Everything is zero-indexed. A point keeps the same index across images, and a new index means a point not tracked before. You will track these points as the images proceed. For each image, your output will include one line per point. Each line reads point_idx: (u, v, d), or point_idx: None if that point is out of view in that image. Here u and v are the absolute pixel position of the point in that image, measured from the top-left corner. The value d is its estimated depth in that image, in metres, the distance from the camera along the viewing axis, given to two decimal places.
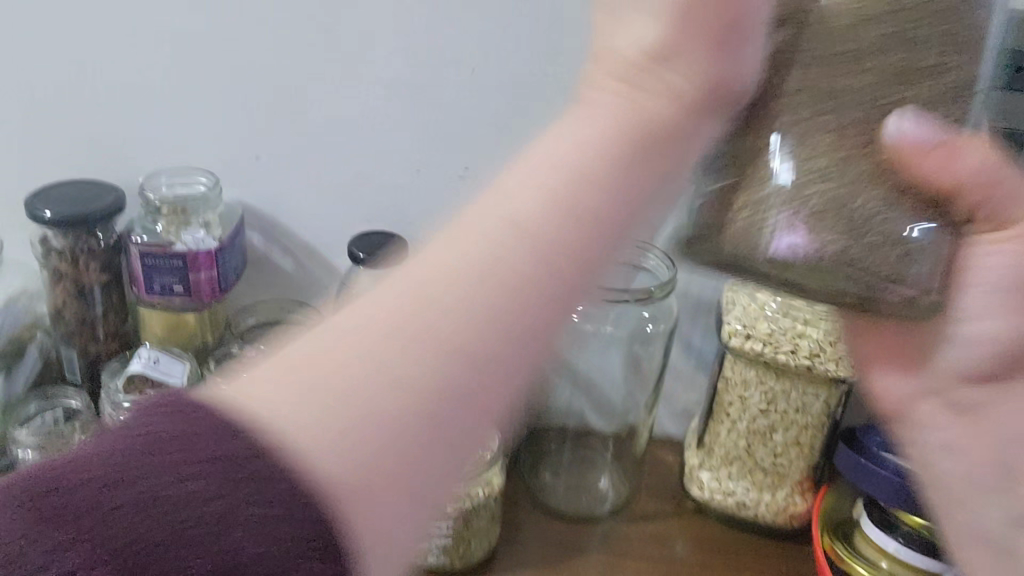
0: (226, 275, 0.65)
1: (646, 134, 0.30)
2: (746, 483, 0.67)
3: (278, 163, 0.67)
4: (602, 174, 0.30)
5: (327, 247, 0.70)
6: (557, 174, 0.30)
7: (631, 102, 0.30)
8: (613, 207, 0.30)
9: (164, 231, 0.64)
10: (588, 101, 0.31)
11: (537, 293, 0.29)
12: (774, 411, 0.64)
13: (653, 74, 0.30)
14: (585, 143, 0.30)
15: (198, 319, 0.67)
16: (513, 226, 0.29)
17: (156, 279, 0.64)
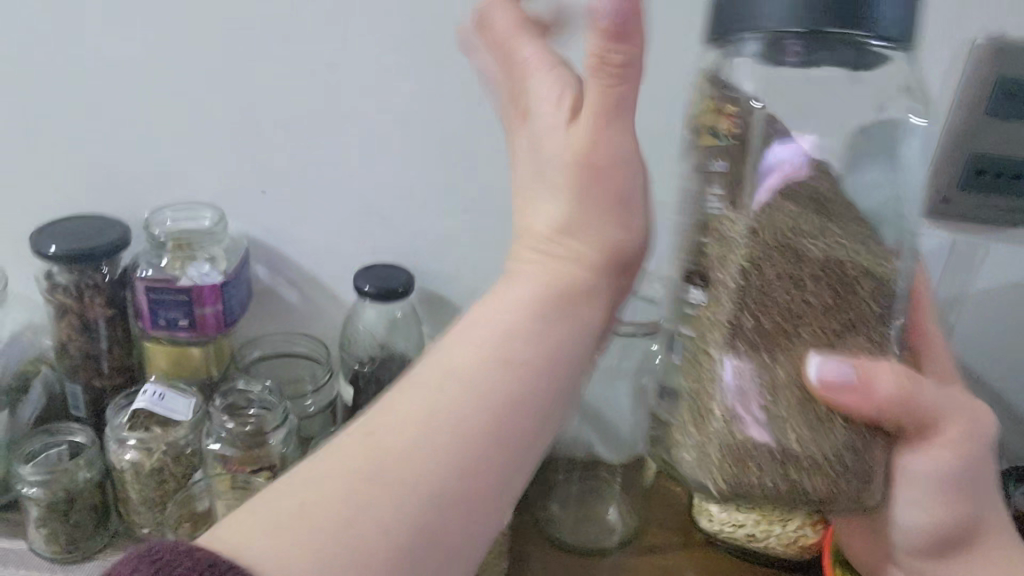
0: (231, 308, 0.65)
1: (554, 295, 0.36)
2: (755, 516, 0.66)
3: (281, 196, 0.67)
4: (520, 347, 0.35)
5: (332, 278, 0.70)
6: (510, 344, 0.35)
7: (567, 274, 0.37)
8: (538, 376, 0.35)
9: (168, 265, 0.64)
10: (515, 270, 0.38)
11: (481, 454, 0.33)
12: None
13: (557, 252, 0.37)
14: (506, 325, 0.35)
15: (203, 353, 0.66)
16: (469, 394, 0.33)
17: (161, 314, 0.63)
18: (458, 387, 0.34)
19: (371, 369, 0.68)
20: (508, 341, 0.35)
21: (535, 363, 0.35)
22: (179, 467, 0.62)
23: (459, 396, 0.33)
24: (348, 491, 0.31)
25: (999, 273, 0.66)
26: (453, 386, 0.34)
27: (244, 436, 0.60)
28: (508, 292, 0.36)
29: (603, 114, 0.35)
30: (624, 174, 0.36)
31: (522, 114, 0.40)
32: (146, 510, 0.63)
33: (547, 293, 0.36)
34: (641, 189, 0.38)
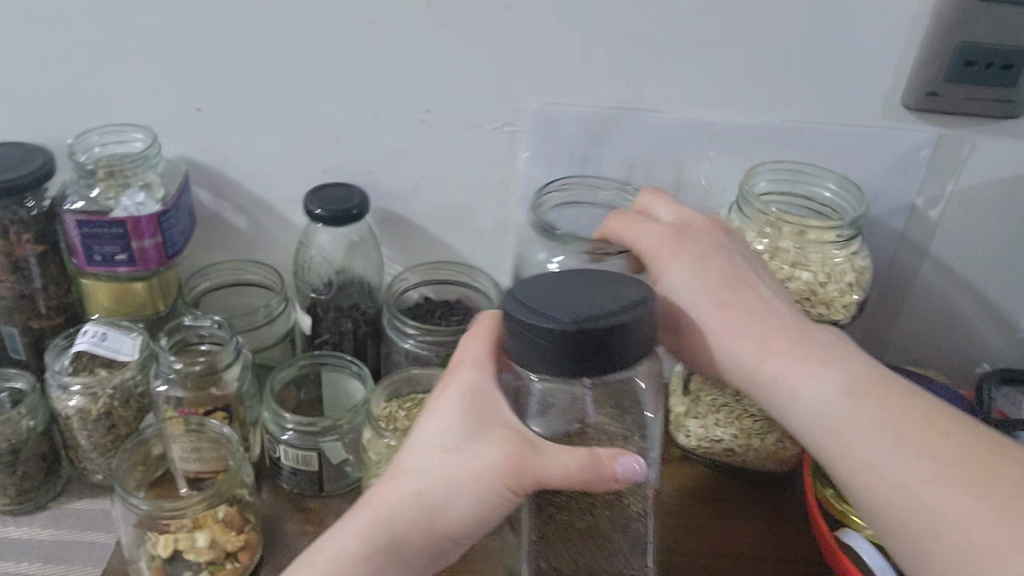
0: (173, 239, 0.60)
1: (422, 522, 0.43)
2: (734, 430, 0.63)
3: (222, 114, 0.61)
4: (371, 556, 0.42)
5: (282, 201, 0.65)
6: (371, 543, 0.43)
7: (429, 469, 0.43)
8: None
9: (100, 195, 0.59)
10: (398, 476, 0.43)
11: None
12: None
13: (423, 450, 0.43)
14: (370, 530, 0.43)
15: (147, 288, 0.62)
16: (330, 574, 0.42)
17: (96, 249, 0.59)
18: (325, 548, 0.44)
19: (328, 295, 0.65)
20: (374, 529, 0.43)
21: (388, 548, 0.43)
22: (129, 410, 0.59)
23: (332, 559, 0.43)
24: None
25: (986, 170, 0.63)
26: (347, 537, 0.43)
27: (196, 376, 0.57)
28: (393, 477, 0.44)
29: (478, 394, 0.43)
30: (469, 475, 0.42)
31: (458, 358, 0.46)
32: (97, 456, 0.59)
33: (428, 509, 0.42)
34: (470, 413, 0.43)
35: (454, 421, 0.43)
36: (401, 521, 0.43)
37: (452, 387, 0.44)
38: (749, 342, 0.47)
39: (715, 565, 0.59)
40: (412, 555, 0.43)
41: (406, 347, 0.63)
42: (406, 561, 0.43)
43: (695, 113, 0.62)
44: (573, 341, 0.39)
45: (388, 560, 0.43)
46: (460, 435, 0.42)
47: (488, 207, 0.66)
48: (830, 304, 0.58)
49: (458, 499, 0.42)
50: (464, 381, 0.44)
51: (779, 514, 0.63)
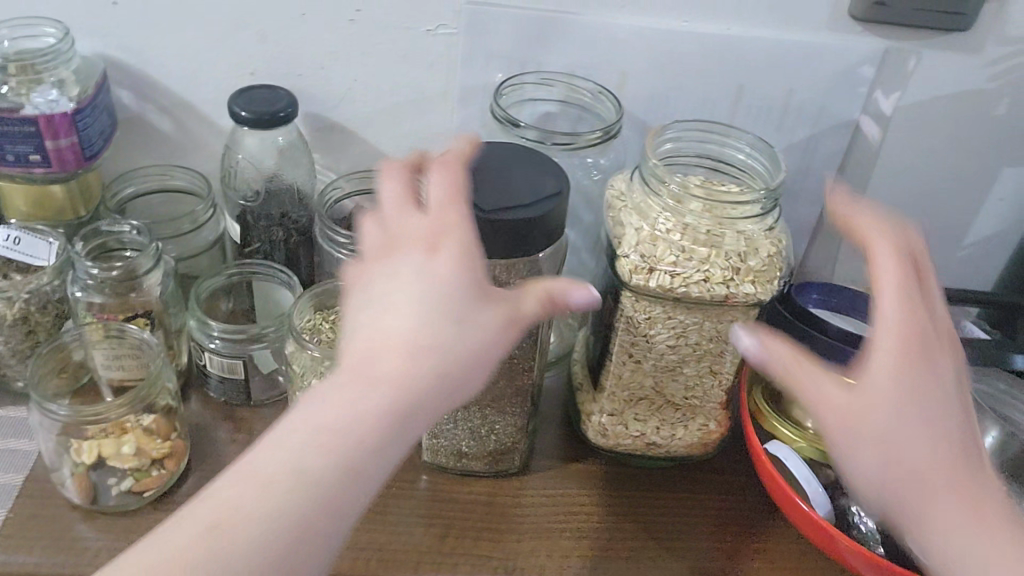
0: (90, 140, 0.58)
1: (423, 398, 0.38)
2: (654, 421, 0.57)
3: (140, 8, 0.58)
4: (375, 414, 0.37)
5: (208, 103, 0.63)
6: (376, 419, 0.37)
7: (428, 330, 0.38)
8: (374, 474, 0.38)
9: (11, 91, 0.56)
10: (388, 336, 0.38)
11: (313, 515, 0.36)
12: (687, 344, 0.52)
13: (419, 286, 0.38)
14: (365, 398, 0.37)
15: (65, 191, 0.60)
16: (322, 439, 0.37)
17: (8, 148, 0.56)
18: (313, 425, 0.37)
19: (257, 204, 0.63)
20: (383, 395, 0.37)
21: (396, 425, 0.38)
22: (47, 316, 0.58)
23: (321, 441, 0.37)
24: (203, 532, 0.35)
25: (930, 86, 0.62)
26: (341, 413, 0.37)
27: (113, 283, 0.55)
28: (385, 344, 0.38)
29: (469, 253, 0.39)
30: (484, 341, 0.39)
31: (428, 225, 0.40)
32: (15, 363, 0.58)
33: (436, 382, 0.38)
34: (475, 268, 0.39)
35: (453, 274, 0.38)
36: (404, 393, 0.37)
37: (445, 251, 0.39)
38: (898, 395, 0.37)
39: (651, 475, 0.59)
40: (413, 428, 0.39)
41: (340, 258, 0.61)
42: (407, 435, 0.38)
43: (636, 18, 0.59)
44: (486, 232, 0.46)
45: (386, 438, 0.38)
46: (463, 294, 0.38)
47: (425, 114, 0.64)
48: (755, 280, 0.49)
49: (458, 372, 0.38)
50: (464, 244, 0.39)
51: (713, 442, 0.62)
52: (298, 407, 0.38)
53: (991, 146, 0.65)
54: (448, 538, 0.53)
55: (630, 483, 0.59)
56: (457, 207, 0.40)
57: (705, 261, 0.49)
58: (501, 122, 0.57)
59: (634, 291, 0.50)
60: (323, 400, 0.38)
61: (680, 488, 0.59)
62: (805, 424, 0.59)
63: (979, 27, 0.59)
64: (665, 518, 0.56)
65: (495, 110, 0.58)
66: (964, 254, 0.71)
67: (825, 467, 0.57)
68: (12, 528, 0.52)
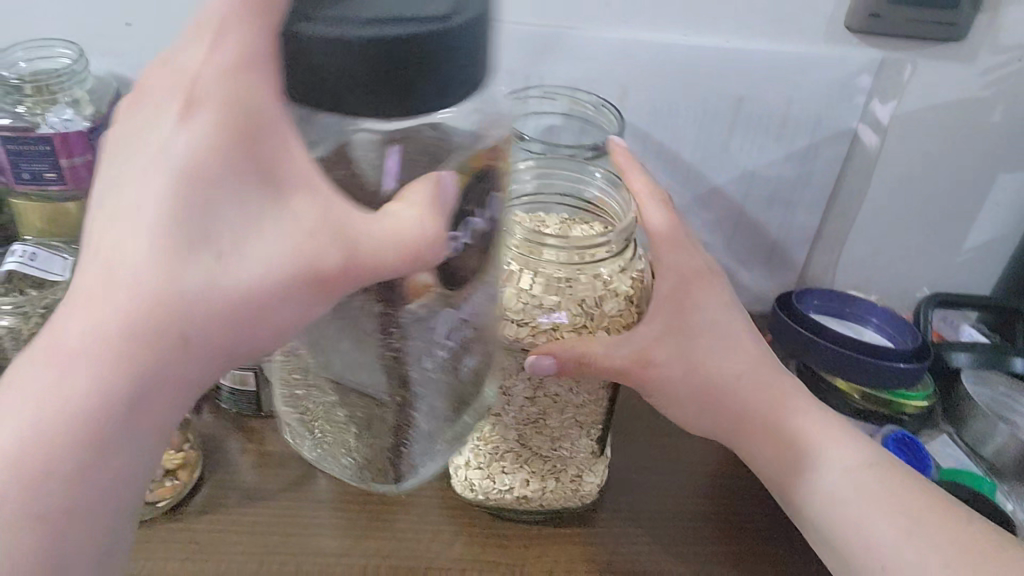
0: (104, 158, 0.59)
1: (193, 330, 0.29)
2: (524, 474, 0.54)
3: (153, 28, 0.59)
4: (121, 378, 0.28)
5: None
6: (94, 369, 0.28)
7: (171, 250, 0.27)
8: (131, 432, 0.30)
9: (27, 111, 0.57)
10: (110, 259, 0.28)
11: (45, 486, 0.29)
12: (542, 397, 0.51)
13: (179, 152, 0.27)
14: (97, 319, 0.28)
15: (80, 207, 0.61)
16: (48, 403, 0.29)
17: (24, 167, 0.57)
18: (36, 397, 0.29)
19: None
20: (114, 360, 0.28)
21: (167, 381, 0.29)
22: None
23: (28, 430, 0.29)
24: None
25: (927, 95, 0.63)
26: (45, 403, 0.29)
27: None
28: (136, 269, 0.27)
29: (246, 127, 0.27)
30: (263, 277, 0.28)
31: (196, 70, 0.28)
32: None
33: (188, 315, 0.28)
34: (276, 156, 0.28)
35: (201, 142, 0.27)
36: (145, 340, 0.28)
37: (202, 117, 0.27)
38: (698, 389, 0.51)
39: (653, 479, 0.61)
40: (195, 365, 0.30)
41: None
42: (180, 388, 0.30)
43: (638, 32, 0.61)
44: (384, 71, 0.27)
45: (120, 429, 0.29)
46: (230, 174, 0.27)
47: None
48: (610, 325, 0.49)
49: (166, 348, 0.28)
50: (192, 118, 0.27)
51: (656, 479, 0.61)
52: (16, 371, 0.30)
53: (988, 153, 0.66)
54: (471, 545, 0.54)
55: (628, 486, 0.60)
56: (257, 37, 0.27)
57: (566, 286, 0.48)
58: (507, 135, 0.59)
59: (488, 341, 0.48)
60: (42, 343, 0.30)
61: (683, 491, 0.60)
62: None
63: (973, 38, 0.61)
64: (668, 519, 0.58)
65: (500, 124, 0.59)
66: (962, 260, 0.72)
67: None
68: None
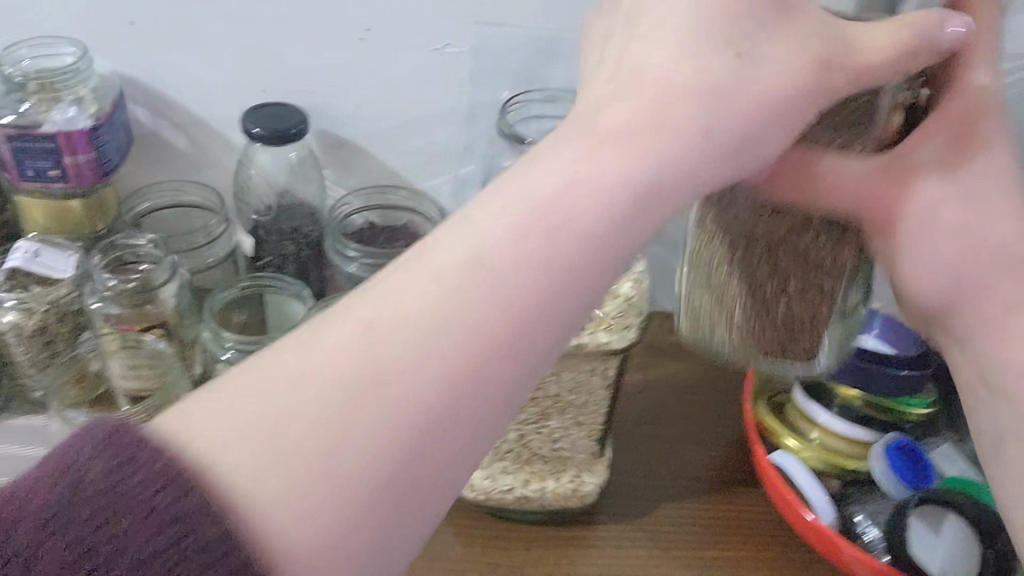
0: (107, 155, 0.59)
1: (481, 366, 0.29)
2: (524, 475, 0.56)
3: (155, 27, 0.59)
4: (461, 336, 0.29)
5: (222, 120, 0.64)
6: (523, 247, 0.30)
7: (528, 263, 0.30)
8: (433, 466, 0.28)
9: (31, 109, 0.58)
10: (492, 246, 0.30)
11: (402, 479, 0.28)
12: (543, 398, 0.53)
13: (589, 170, 0.31)
14: (455, 351, 0.28)
15: (83, 205, 0.61)
16: (354, 366, 0.28)
17: (28, 164, 0.58)
18: (331, 366, 0.28)
19: (270, 218, 0.65)
20: (494, 349, 0.29)
21: (480, 418, 0.29)
22: (65, 327, 0.59)
23: (370, 446, 0.27)
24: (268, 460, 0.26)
25: None
26: (352, 350, 0.28)
27: (130, 294, 0.56)
28: (498, 219, 0.30)
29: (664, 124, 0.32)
30: (560, 301, 0.30)
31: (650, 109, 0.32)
32: (36, 373, 0.59)
33: (497, 333, 0.29)
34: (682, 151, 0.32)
35: (637, 145, 0.31)
36: (525, 219, 0.30)
37: (644, 138, 0.31)
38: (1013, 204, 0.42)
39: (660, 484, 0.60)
40: (501, 377, 0.29)
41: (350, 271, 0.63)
42: (481, 415, 0.29)
43: None
44: None
45: (455, 433, 0.29)
46: (626, 203, 0.31)
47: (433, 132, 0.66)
48: (609, 329, 0.50)
49: (621, 216, 0.31)
50: (636, 53, 0.34)
51: (661, 482, 0.60)
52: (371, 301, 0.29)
53: None
54: (475, 546, 0.55)
55: (632, 491, 0.60)
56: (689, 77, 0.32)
57: None
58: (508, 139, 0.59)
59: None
60: (361, 299, 0.30)
61: (691, 496, 0.59)
62: (810, 434, 0.59)
63: None
64: (671, 527, 0.57)
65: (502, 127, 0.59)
66: None
67: (830, 477, 0.58)
68: None
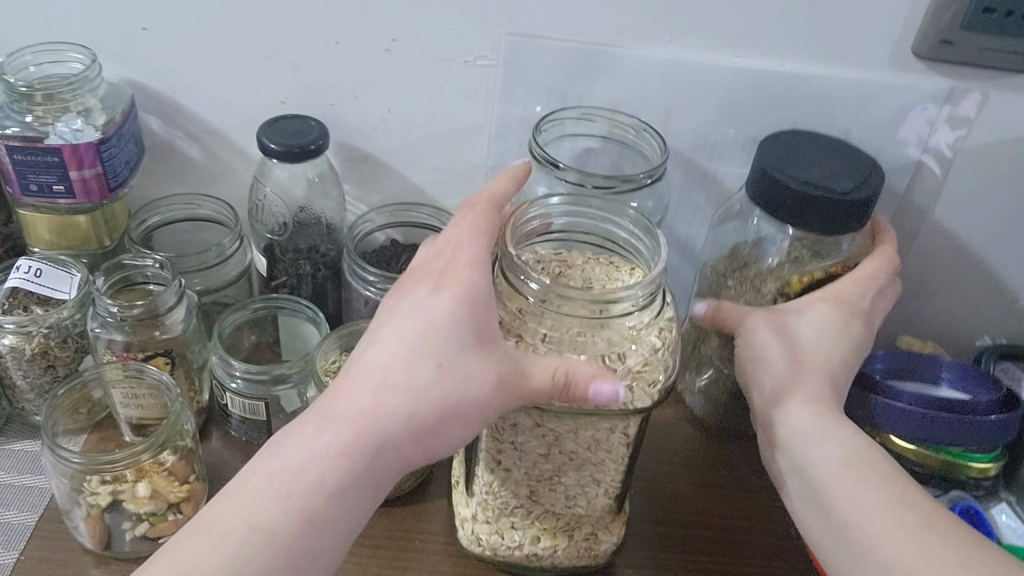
0: (115, 169, 0.56)
1: (361, 486, 0.41)
2: (534, 532, 0.51)
3: (170, 34, 0.56)
4: (324, 489, 0.40)
5: (239, 132, 0.61)
6: (406, 381, 0.42)
7: (394, 385, 0.42)
8: (320, 551, 0.39)
9: (36, 121, 0.54)
10: (342, 408, 0.41)
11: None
12: (559, 454, 0.47)
13: (437, 308, 0.42)
14: (312, 464, 0.40)
15: (90, 220, 0.58)
16: (250, 523, 0.38)
17: (31, 177, 0.54)
18: (236, 522, 0.38)
19: (285, 236, 0.61)
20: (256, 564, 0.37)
21: (305, 532, 0.39)
22: (66, 351, 0.56)
23: (294, 529, 0.38)
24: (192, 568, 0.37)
25: (998, 129, 0.58)
26: (246, 512, 0.38)
27: (134, 320, 0.54)
28: (392, 350, 0.42)
29: (475, 300, 0.43)
30: (406, 408, 0.41)
31: (445, 262, 0.45)
32: (35, 397, 0.57)
33: (368, 462, 0.41)
34: (433, 317, 0.42)
35: (453, 304, 0.42)
36: (356, 441, 0.41)
37: (448, 289, 0.43)
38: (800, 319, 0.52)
39: (684, 536, 0.56)
40: (333, 509, 0.40)
41: (368, 296, 0.59)
42: (302, 545, 0.38)
43: (685, 53, 0.56)
44: None
45: (318, 534, 0.39)
46: (435, 367, 0.42)
47: (458, 147, 0.62)
48: (634, 385, 0.46)
49: (358, 463, 0.40)
50: (406, 312, 0.43)
51: (683, 536, 0.56)
52: (238, 491, 0.39)
53: None
54: None
55: (655, 545, 0.55)
56: (462, 275, 0.43)
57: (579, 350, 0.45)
58: (540, 162, 0.55)
59: None
60: (241, 490, 0.39)
61: (715, 552, 0.55)
62: None
63: None
64: None
65: (535, 149, 0.55)
66: None
67: None
68: (23, 572, 0.51)
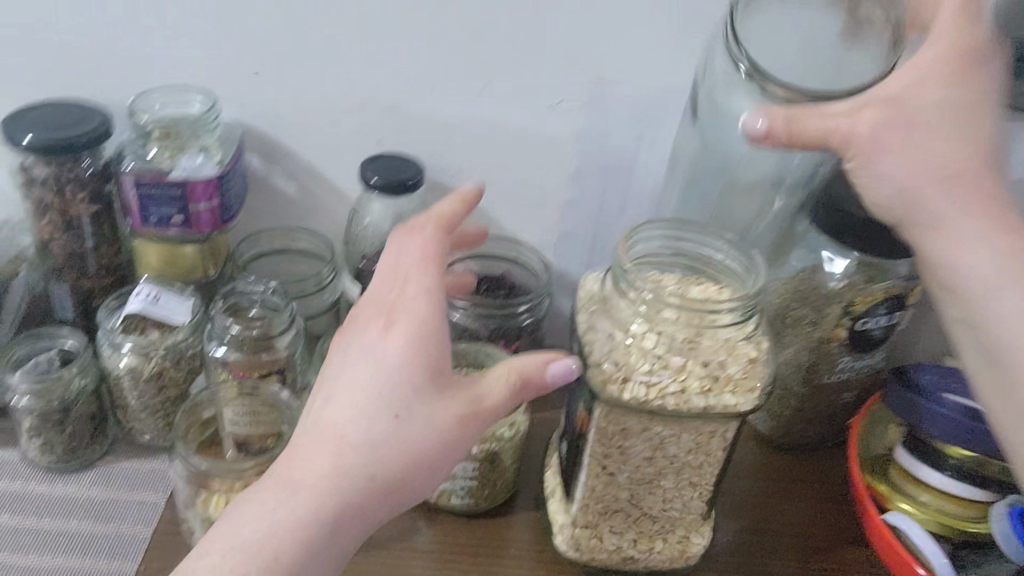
0: (228, 204, 0.60)
1: (335, 532, 0.42)
2: (631, 534, 0.55)
3: (279, 79, 0.60)
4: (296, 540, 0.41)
5: (335, 170, 0.65)
6: (369, 428, 0.42)
7: (351, 433, 0.42)
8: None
9: (156, 157, 0.58)
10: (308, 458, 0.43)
11: None
12: (661, 458, 0.51)
13: (386, 354, 0.43)
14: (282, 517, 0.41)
15: (198, 250, 0.62)
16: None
17: (152, 210, 0.58)
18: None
19: (379, 265, 0.65)
20: None
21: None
22: (179, 372, 0.59)
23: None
24: None
25: None
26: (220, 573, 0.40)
27: (251, 341, 0.57)
28: (350, 399, 0.43)
29: (422, 341, 0.43)
30: (371, 450, 0.42)
31: (394, 299, 0.45)
32: (145, 417, 0.60)
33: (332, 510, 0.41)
34: (382, 363, 0.43)
35: (401, 347, 0.43)
36: (329, 492, 0.41)
37: (396, 332, 0.44)
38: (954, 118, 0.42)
39: (762, 542, 0.60)
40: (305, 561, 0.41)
41: (455, 318, 0.62)
42: None
43: None
44: None
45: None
46: (388, 416, 0.42)
47: (539, 183, 0.66)
48: (735, 391, 0.48)
49: (333, 505, 0.41)
50: (356, 361, 0.44)
51: (756, 540, 0.60)
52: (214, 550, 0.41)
53: None
54: None
55: (732, 551, 0.59)
56: (410, 315, 0.44)
57: (685, 357, 0.49)
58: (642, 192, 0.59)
59: (606, 402, 0.49)
60: (215, 550, 0.41)
61: (785, 556, 0.59)
62: (920, 497, 0.58)
63: None
64: None
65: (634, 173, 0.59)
66: None
67: (943, 539, 0.58)
68: None
